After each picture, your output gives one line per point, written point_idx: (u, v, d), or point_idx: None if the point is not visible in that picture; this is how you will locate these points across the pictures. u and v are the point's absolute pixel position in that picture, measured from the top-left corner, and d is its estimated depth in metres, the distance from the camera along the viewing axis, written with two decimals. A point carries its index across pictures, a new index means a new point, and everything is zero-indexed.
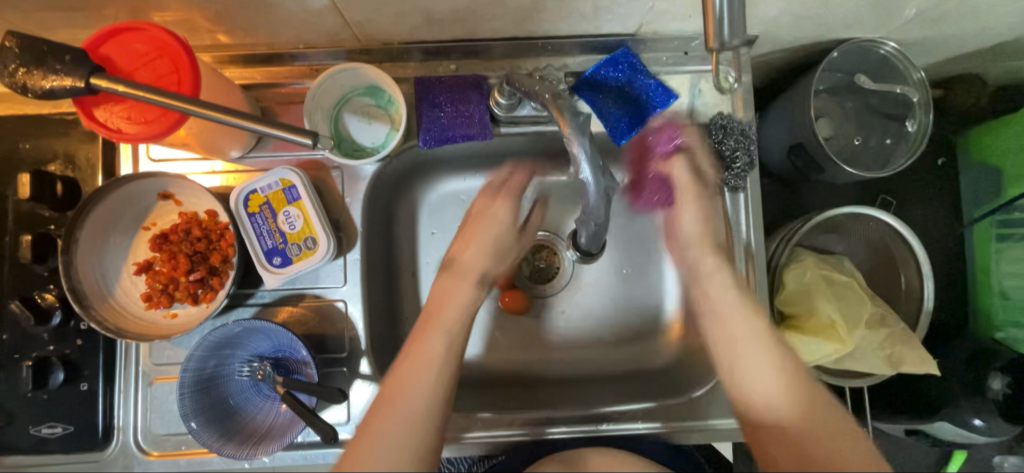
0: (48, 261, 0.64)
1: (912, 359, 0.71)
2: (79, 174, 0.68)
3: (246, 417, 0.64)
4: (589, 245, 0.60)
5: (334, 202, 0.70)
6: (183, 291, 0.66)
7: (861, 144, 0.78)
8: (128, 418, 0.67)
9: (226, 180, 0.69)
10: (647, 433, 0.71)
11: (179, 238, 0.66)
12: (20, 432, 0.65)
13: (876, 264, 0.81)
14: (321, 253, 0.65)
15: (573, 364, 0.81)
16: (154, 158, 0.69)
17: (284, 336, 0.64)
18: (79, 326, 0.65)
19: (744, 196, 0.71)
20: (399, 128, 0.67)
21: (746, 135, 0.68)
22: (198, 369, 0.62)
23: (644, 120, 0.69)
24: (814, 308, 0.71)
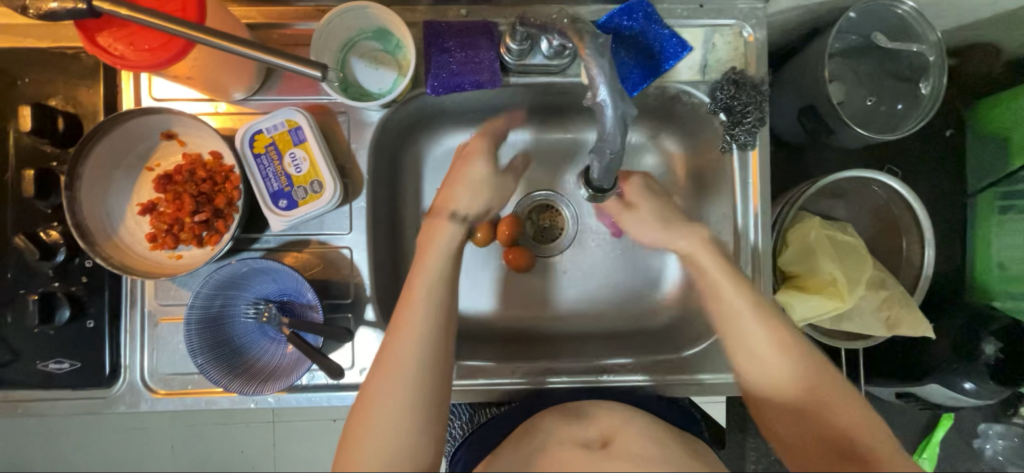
0: (51, 198, 0.64)
1: (909, 322, 0.72)
2: (81, 111, 0.66)
3: (250, 358, 0.65)
4: (602, 179, 0.59)
5: (340, 148, 0.69)
6: (188, 232, 0.66)
7: (872, 106, 0.77)
8: (135, 357, 0.67)
9: (231, 122, 0.68)
10: (645, 386, 0.72)
11: (184, 179, 0.66)
12: (26, 367, 0.66)
13: (879, 231, 0.81)
14: (327, 197, 0.65)
15: (574, 322, 0.82)
16: (157, 96, 0.68)
17: (289, 278, 0.64)
18: (83, 264, 0.65)
19: (754, 154, 0.70)
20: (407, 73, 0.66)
21: (759, 91, 0.68)
22: (204, 308, 0.62)
23: (657, 73, 0.69)
24: (815, 268, 0.72)
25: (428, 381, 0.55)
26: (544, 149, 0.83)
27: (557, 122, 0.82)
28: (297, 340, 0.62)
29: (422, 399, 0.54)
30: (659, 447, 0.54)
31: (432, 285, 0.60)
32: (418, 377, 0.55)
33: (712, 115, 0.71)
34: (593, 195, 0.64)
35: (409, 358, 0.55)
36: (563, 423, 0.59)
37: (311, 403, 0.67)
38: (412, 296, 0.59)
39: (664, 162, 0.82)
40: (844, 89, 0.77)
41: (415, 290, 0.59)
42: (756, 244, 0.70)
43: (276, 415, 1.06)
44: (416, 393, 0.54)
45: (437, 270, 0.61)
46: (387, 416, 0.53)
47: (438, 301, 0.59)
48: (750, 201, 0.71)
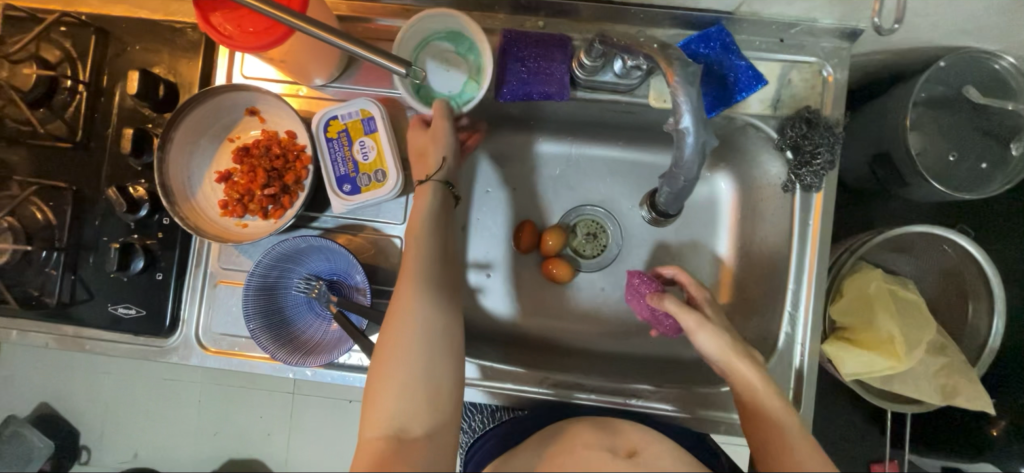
0: (143, 157, 0.70)
1: (969, 393, 0.68)
2: (179, 80, 0.72)
3: (297, 329, 0.68)
4: (670, 206, 0.62)
5: (406, 142, 0.72)
6: (257, 204, 0.70)
7: (955, 162, 0.72)
8: (193, 313, 0.72)
9: (309, 106, 0.73)
10: (672, 416, 0.71)
11: (260, 153, 0.70)
12: (97, 309, 0.71)
13: (945, 295, 0.76)
14: (389, 187, 0.68)
15: (606, 342, 0.81)
16: (247, 75, 0.73)
17: (342, 259, 0.67)
18: (161, 221, 0.71)
19: (817, 197, 0.69)
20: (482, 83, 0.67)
21: (832, 133, 0.66)
22: (262, 276, 0.66)
23: (728, 102, 0.68)
24: (870, 322, 0.69)
25: (433, 374, 0.53)
26: (597, 165, 0.84)
27: (616, 139, 0.82)
28: (342, 319, 0.64)
29: (424, 385, 0.52)
30: (685, 466, 0.54)
31: (419, 271, 0.60)
32: (416, 373, 0.53)
33: (779, 151, 0.70)
34: (660, 217, 0.71)
35: (409, 342, 0.54)
36: (592, 432, 0.58)
37: (345, 382, 0.70)
38: (405, 302, 0.57)
39: (719, 194, 0.81)
40: (922, 140, 0.73)
41: (408, 297, 0.57)
42: (808, 289, 0.69)
43: (297, 388, 1.11)
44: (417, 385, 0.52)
45: (426, 270, 0.60)
46: (400, 385, 0.52)
47: (432, 305, 0.57)
48: (808, 246, 0.69)
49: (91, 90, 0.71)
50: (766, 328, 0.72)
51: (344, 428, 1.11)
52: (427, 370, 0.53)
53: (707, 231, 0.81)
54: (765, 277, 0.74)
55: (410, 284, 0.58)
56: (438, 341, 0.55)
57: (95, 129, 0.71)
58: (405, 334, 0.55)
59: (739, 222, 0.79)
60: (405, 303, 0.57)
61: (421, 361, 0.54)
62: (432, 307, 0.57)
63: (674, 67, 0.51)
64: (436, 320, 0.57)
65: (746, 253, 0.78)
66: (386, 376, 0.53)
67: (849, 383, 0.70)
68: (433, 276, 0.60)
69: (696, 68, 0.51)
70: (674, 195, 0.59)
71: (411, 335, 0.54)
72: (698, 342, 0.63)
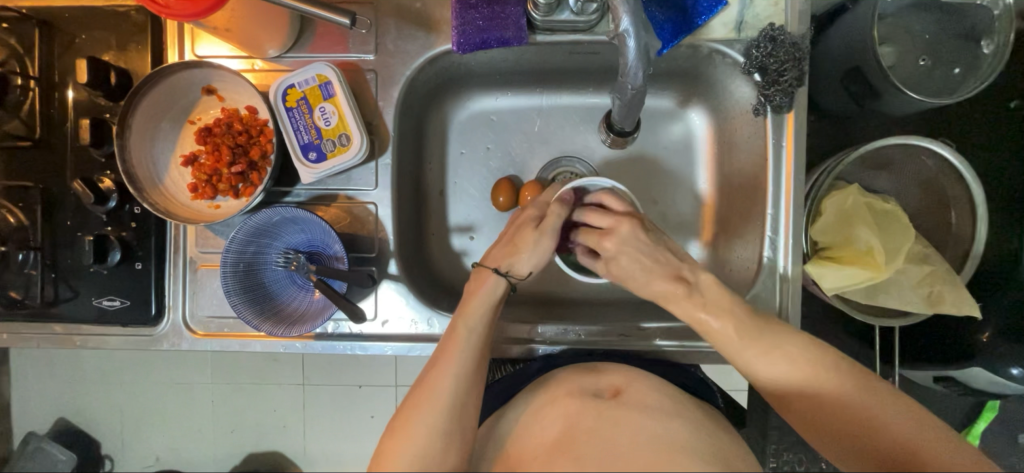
0: (105, 147, 0.69)
1: (952, 298, 0.68)
2: (131, 66, 0.71)
3: (281, 303, 0.68)
4: (624, 122, 0.66)
5: (369, 106, 0.71)
6: (225, 183, 0.69)
7: (927, 67, 0.71)
8: (178, 299, 0.72)
9: (266, 79, 0.71)
10: (661, 352, 0.71)
11: (222, 131, 0.69)
12: (82, 304, 0.71)
13: (927, 207, 0.75)
14: (355, 149, 0.67)
15: (593, 289, 0.82)
16: (199, 54, 0.71)
17: (317, 229, 0.67)
18: (133, 211, 0.70)
19: (790, 117, 0.67)
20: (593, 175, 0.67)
21: (798, 48, 0.65)
22: (238, 253, 0.66)
23: (688, 29, 0.66)
24: (849, 237, 0.69)
25: (450, 450, 0.50)
26: (569, 114, 0.83)
27: (584, 85, 0.81)
28: (323, 286, 0.64)
29: (439, 460, 0.49)
30: (669, 396, 0.55)
31: (461, 363, 0.55)
32: (433, 446, 0.49)
33: (747, 75, 0.69)
34: (619, 136, 0.75)
35: (417, 451, 0.49)
36: (575, 377, 0.59)
37: (334, 351, 0.70)
38: (444, 369, 0.54)
39: (694, 129, 0.80)
40: (897, 53, 0.71)
41: (449, 366, 0.54)
42: (787, 212, 0.67)
43: (306, 376, 1.11)
44: (431, 457, 0.49)
45: (466, 357, 0.56)
46: None
47: (468, 379, 0.54)
48: (783, 168, 0.67)
49: (43, 86, 0.70)
50: (749, 256, 0.72)
51: (356, 410, 1.11)
52: (445, 445, 0.50)
53: (685, 169, 0.81)
54: (744, 207, 0.74)
55: (452, 354, 0.56)
56: (463, 416, 0.52)
57: (53, 126, 0.70)
58: (436, 403, 0.51)
59: (716, 156, 0.79)
60: (445, 368, 0.54)
61: (441, 437, 0.50)
62: (463, 392, 0.53)
63: None
64: (467, 394, 0.53)
65: (726, 187, 0.77)
66: (401, 441, 0.49)
67: (834, 302, 0.71)
68: (474, 358, 0.56)
69: None
70: (625, 108, 0.62)
71: (431, 422, 0.50)
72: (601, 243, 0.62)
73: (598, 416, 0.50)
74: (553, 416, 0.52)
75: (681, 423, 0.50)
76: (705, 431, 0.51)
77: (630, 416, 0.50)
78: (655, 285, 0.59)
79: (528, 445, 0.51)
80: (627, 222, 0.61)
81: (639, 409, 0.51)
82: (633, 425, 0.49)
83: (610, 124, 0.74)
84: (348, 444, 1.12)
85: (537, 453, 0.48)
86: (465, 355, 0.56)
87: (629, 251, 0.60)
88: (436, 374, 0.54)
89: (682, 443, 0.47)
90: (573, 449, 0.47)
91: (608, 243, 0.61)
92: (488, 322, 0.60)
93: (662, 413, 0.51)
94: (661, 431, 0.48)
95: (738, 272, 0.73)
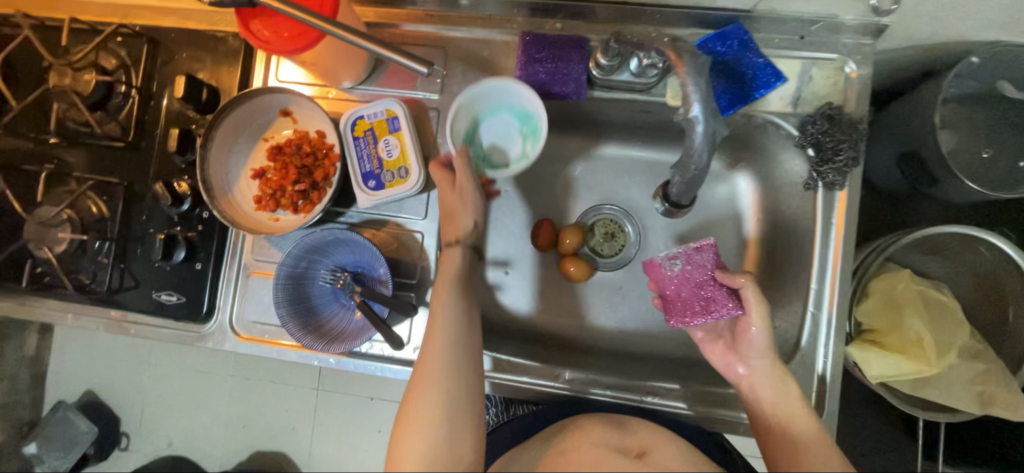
0: (187, 154, 0.75)
1: (1008, 401, 0.64)
2: (220, 83, 0.78)
3: (323, 318, 0.71)
4: (681, 195, 0.67)
5: (428, 141, 0.75)
6: (288, 199, 0.74)
7: (989, 159, 0.70)
8: (228, 301, 0.76)
9: (336, 106, 0.77)
10: (687, 415, 0.70)
11: (292, 151, 0.74)
12: (142, 295, 0.76)
13: (977, 297, 0.73)
14: (412, 183, 0.71)
15: (622, 340, 0.81)
16: (281, 79, 0.78)
17: (366, 253, 0.70)
18: (202, 215, 0.76)
19: (841, 195, 0.67)
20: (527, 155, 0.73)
21: (857, 130, 0.66)
22: (291, 267, 0.70)
23: (745, 100, 0.68)
24: (898, 324, 0.67)
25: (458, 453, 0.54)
26: (615, 164, 0.85)
27: (634, 138, 0.83)
28: (365, 308, 0.67)
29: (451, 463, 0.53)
30: (696, 468, 0.54)
31: (448, 319, 0.61)
32: (439, 451, 0.53)
33: (800, 148, 0.69)
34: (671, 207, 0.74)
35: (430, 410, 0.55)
36: (600, 428, 0.59)
37: (365, 371, 0.73)
38: (429, 363, 0.57)
39: (739, 193, 0.80)
40: (955, 139, 0.70)
41: (433, 362, 0.57)
42: (832, 290, 0.66)
43: (320, 383, 1.14)
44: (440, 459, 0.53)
45: (450, 313, 0.61)
46: None
47: (452, 369, 0.57)
48: (830, 247, 0.67)
49: (143, 94, 0.78)
50: (787, 329, 0.70)
51: (365, 424, 1.13)
52: (449, 446, 0.54)
53: (726, 231, 0.81)
54: (783, 277, 0.73)
55: (433, 348, 0.58)
56: (462, 374, 0.57)
57: (145, 129, 0.78)
58: (427, 404, 0.55)
59: (760, 222, 0.79)
60: (433, 344, 0.59)
61: (442, 438, 0.54)
62: (455, 345, 0.59)
63: (684, 62, 0.55)
64: (455, 389, 0.56)
65: (768, 255, 0.77)
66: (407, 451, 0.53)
67: (876, 387, 0.68)
68: (452, 345, 0.59)
69: (706, 60, 0.55)
70: (685, 184, 0.63)
71: (435, 382, 0.56)
72: (751, 351, 0.63)
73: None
74: (579, 460, 0.53)
75: None
76: None
77: None
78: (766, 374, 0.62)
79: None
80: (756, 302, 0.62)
81: None
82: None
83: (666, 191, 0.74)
84: (354, 457, 1.12)
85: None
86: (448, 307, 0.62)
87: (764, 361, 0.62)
88: (422, 374, 0.57)
89: None
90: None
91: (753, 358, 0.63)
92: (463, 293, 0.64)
93: None
94: None
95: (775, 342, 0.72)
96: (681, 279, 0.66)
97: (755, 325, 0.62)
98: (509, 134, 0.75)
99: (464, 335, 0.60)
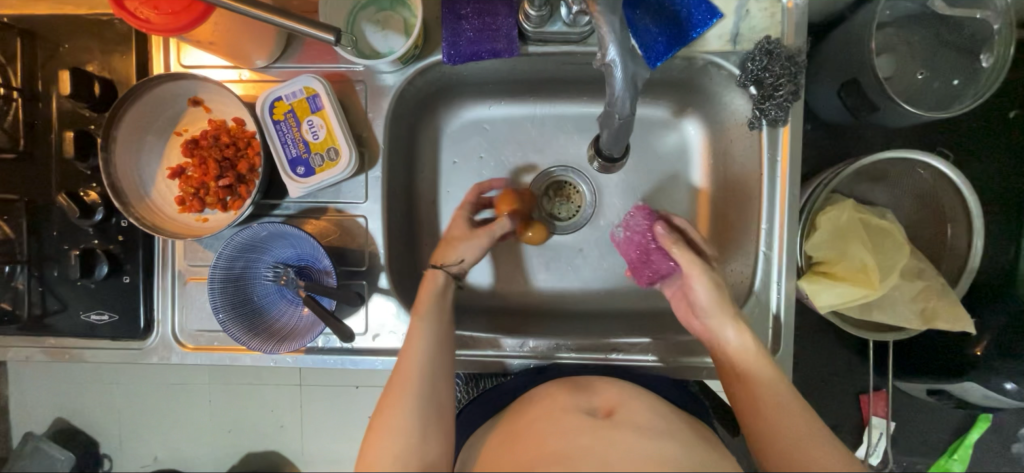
0: (89, 159, 0.68)
1: (947, 315, 0.67)
2: (115, 75, 0.70)
3: (270, 318, 0.68)
4: (612, 148, 0.64)
5: (359, 117, 0.70)
6: (213, 197, 0.68)
7: (924, 80, 0.71)
8: (167, 313, 0.71)
9: (255, 89, 0.70)
10: (654, 367, 0.71)
11: (209, 144, 0.68)
12: (70, 318, 0.71)
13: (920, 218, 0.75)
14: (343, 164, 0.66)
15: (586, 300, 0.81)
16: (186, 65, 0.70)
17: (307, 245, 0.66)
18: (120, 224, 0.70)
19: (786, 131, 0.66)
20: (412, 37, 0.65)
21: (795, 62, 0.64)
22: (226, 269, 0.65)
23: (683, 42, 0.65)
24: (843, 253, 0.68)
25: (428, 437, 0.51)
26: (562, 123, 0.82)
27: (579, 93, 0.79)
28: (312, 303, 0.64)
29: (420, 448, 0.50)
30: (661, 421, 0.53)
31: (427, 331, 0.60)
32: (411, 432, 0.50)
33: (742, 87, 0.67)
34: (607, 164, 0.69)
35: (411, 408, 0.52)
36: (565, 394, 0.58)
37: (326, 365, 0.70)
38: (410, 354, 0.57)
39: (689, 140, 0.79)
40: (894, 63, 0.71)
41: (408, 385, 0.54)
42: (781, 227, 0.67)
43: (303, 379, 1.09)
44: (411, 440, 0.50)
45: (430, 327, 0.61)
46: None
47: (432, 363, 0.57)
48: (777, 185, 0.67)
49: (27, 96, 0.69)
50: (742, 270, 0.71)
51: (354, 414, 1.09)
52: (423, 427, 0.51)
53: (679, 180, 0.80)
54: (736, 219, 0.73)
55: (415, 342, 0.58)
56: (439, 385, 0.56)
57: (37, 136, 0.69)
58: (404, 385, 0.54)
59: (711, 167, 0.78)
60: (414, 356, 0.57)
61: (416, 419, 0.51)
62: (434, 358, 0.58)
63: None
64: (433, 380, 0.56)
65: (721, 200, 0.76)
66: (382, 428, 0.50)
67: (827, 316, 0.70)
68: (434, 343, 0.59)
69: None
70: (613, 136, 0.61)
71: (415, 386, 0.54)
72: (699, 298, 0.64)
73: (592, 434, 0.49)
74: (547, 429, 0.51)
75: (674, 445, 0.49)
76: (700, 451, 0.50)
77: (622, 436, 0.49)
78: (717, 322, 0.62)
79: (521, 449, 0.50)
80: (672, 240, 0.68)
81: (630, 429, 0.50)
82: (631, 445, 0.48)
83: (598, 148, 0.68)
84: (343, 449, 1.10)
85: (534, 461, 0.47)
86: (428, 325, 0.61)
87: (709, 298, 0.63)
88: (403, 362, 0.56)
89: (677, 467, 0.46)
90: (564, 459, 0.46)
91: (701, 293, 0.64)
92: (440, 313, 0.64)
93: (657, 434, 0.50)
94: (656, 452, 0.47)
95: (732, 285, 0.73)
96: (627, 243, 0.76)
97: (686, 261, 0.66)
98: (390, 23, 0.67)
99: (444, 363, 0.58)
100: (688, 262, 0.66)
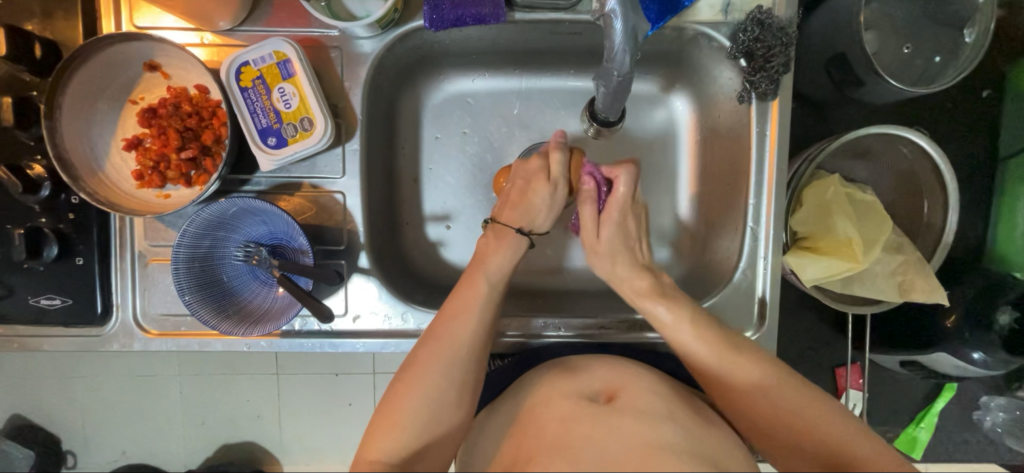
0: (32, 129, 0.62)
1: (923, 287, 0.69)
2: (59, 36, 0.63)
3: (241, 299, 0.64)
4: (608, 112, 0.63)
5: (334, 86, 0.66)
6: (175, 170, 0.63)
7: (908, 55, 0.71)
8: (127, 297, 0.66)
9: (219, 54, 0.64)
10: (646, 344, 0.70)
11: (168, 113, 0.62)
12: (18, 304, 0.64)
13: (900, 194, 0.76)
14: (318, 135, 0.63)
15: (573, 281, 0.80)
16: (140, 26, 0.64)
17: (281, 223, 0.62)
18: (70, 201, 0.64)
19: (774, 104, 0.65)
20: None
21: (786, 32, 0.63)
22: (192, 248, 0.61)
23: (674, 10, 0.64)
24: (827, 227, 0.69)
25: (459, 402, 0.52)
26: (548, 97, 0.79)
27: (566, 65, 0.77)
28: (287, 283, 0.60)
29: (449, 412, 0.51)
30: (663, 400, 0.52)
31: (475, 306, 0.56)
32: (442, 398, 0.51)
33: (732, 60, 0.67)
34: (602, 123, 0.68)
35: (437, 377, 0.51)
36: (563, 378, 0.56)
37: (303, 350, 0.67)
38: (459, 318, 0.55)
39: (677, 115, 0.78)
40: (879, 40, 0.71)
41: (439, 351, 0.53)
42: (769, 202, 0.66)
43: (281, 368, 1.04)
44: (439, 405, 0.51)
45: (482, 295, 0.58)
46: (401, 438, 0.49)
47: (473, 334, 0.55)
48: (765, 157, 0.66)
49: None
50: (729, 246, 0.71)
51: (335, 399, 1.06)
52: (453, 392, 0.51)
53: (667, 157, 0.79)
54: (725, 195, 0.72)
55: (466, 304, 0.56)
56: (475, 356, 0.54)
57: None
58: (448, 348, 0.53)
59: (699, 143, 0.77)
60: (455, 322, 0.55)
61: (445, 395, 0.51)
62: (478, 331, 0.55)
63: None
64: (476, 348, 0.55)
65: (709, 176, 0.76)
66: (416, 386, 0.51)
67: (811, 291, 0.71)
68: (487, 307, 0.58)
69: None
70: (610, 97, 0.60)
71: (448, 351, 0.53)
72: (601, 233, 0.64)
73: (590, 421, 0.48)
74: (548, 416, 0.50)
75: (672, 427, 0.48)
76: (692, 428, 0.49)
77: (624, 422, 0.47)
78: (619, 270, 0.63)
79: (522, 438, 0.49)
80: (623, 171, 0.63)
81: (633, 413, 0.49)
82: (631, 430, 0.46)
83: (593, 111, 0.68)
84: (326, 435, 1.07)
85: (534, 451, 0.46)
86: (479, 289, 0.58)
87: (613, 236, 0.64)
88: (450, 324, 0.55)
89: (669, 445, 0.45)
90: (564, 451, 0.45)
91: (605, 234, 0.64)
92: (501, 274, 0.60)
93: (655, 416, 0.49)
94: (652, 435, 0.46)
95: (719, 262, 0.72)
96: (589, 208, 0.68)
97: (619, 200, 0.64)
98: None
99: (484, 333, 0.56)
100: (619, 200, 0.64)
